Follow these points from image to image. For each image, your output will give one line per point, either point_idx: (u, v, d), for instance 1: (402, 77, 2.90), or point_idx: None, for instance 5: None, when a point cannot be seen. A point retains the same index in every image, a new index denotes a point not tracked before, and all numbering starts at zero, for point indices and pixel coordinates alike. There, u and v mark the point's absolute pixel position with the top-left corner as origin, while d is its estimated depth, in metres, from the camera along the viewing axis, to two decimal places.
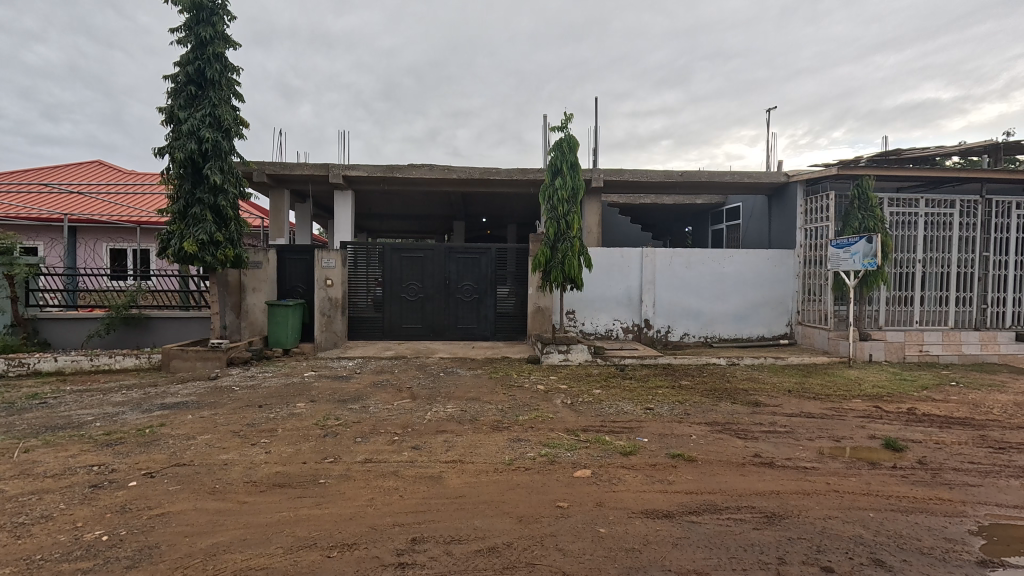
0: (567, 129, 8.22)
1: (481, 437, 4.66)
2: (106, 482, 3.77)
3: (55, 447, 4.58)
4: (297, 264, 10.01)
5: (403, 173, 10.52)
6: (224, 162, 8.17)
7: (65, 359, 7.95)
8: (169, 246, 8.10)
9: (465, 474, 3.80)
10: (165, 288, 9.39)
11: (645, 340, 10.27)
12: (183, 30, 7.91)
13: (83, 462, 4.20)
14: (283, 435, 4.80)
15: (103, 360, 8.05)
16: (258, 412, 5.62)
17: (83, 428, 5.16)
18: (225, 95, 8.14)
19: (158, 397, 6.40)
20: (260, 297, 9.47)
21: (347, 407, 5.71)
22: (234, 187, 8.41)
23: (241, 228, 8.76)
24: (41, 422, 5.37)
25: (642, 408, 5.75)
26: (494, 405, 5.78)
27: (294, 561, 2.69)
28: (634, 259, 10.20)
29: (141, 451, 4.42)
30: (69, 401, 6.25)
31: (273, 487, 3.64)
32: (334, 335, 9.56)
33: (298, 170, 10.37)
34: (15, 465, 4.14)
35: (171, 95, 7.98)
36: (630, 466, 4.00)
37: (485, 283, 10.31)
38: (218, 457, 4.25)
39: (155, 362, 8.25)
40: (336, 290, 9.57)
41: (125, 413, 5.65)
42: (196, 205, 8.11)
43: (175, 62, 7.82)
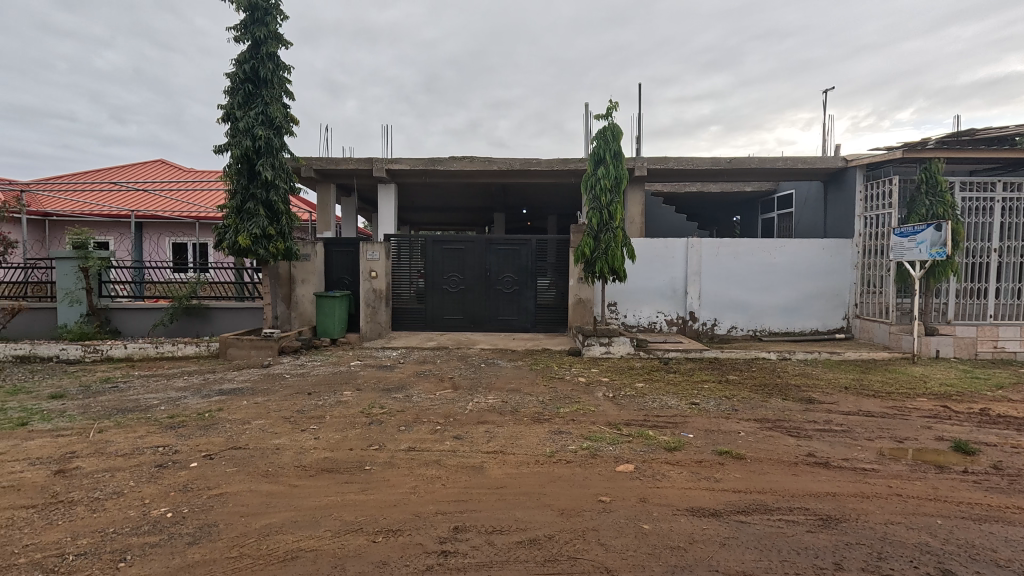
0: (612, 117, 8.04)
1: (522, 429, 4.66)
2: (170, 462, 4.02)
3: (124, 428, 4.91)
4: (343, 257, 10.31)
5: (444, 165, 10.60)
6: (275, 158, 8.47)
7: (134, 346, 8.51)
8: (225, 239, 8.48)
9: (507, 466, 3.81)
10: (222, 280, 9.89)
11: (690, 333, 10.00)
12: (239, 31, 8.20)
13: (150, 442, 4.49)
14: (332, 422, 4.97)
15: (167, 347, 8.57)
16: (307, 399, 5.84)
17: (149, 411, 5.52)
18: (277, 93, 8.41)
19: (217, 383, 6.78)
20: (309, 288, 9.79)
21: (390, 396, 5.85)
22: (284, 183, 8.73)
23: (292, 222, 9.07)
24: (113, 405, 5.78)
25: (687, 403, 5.60)
26: (534, 397, 5.78)
27: (342, 544, 2.77)
28: (679, 249, 9.91)
29: (201, 434, 4.68)
30: (137, 386, 6.69)
31: (321, 471, 3.78)
32: (378, 326, 9.81)
33: (343, 164, 10.62)
34: (90, 444, 4.48)
35: (228, 95, 8.32)
36: (674, 462, 3.91)
37: (526, 274, 10.29)
38: (271, 441, 4.44)
39: (213, 350, 8.71)
40: (380, 282, 9.79)
41: (186, 398, 6.00)
42: (250, 200, 8.46)
43: (232, 61, 8.13)
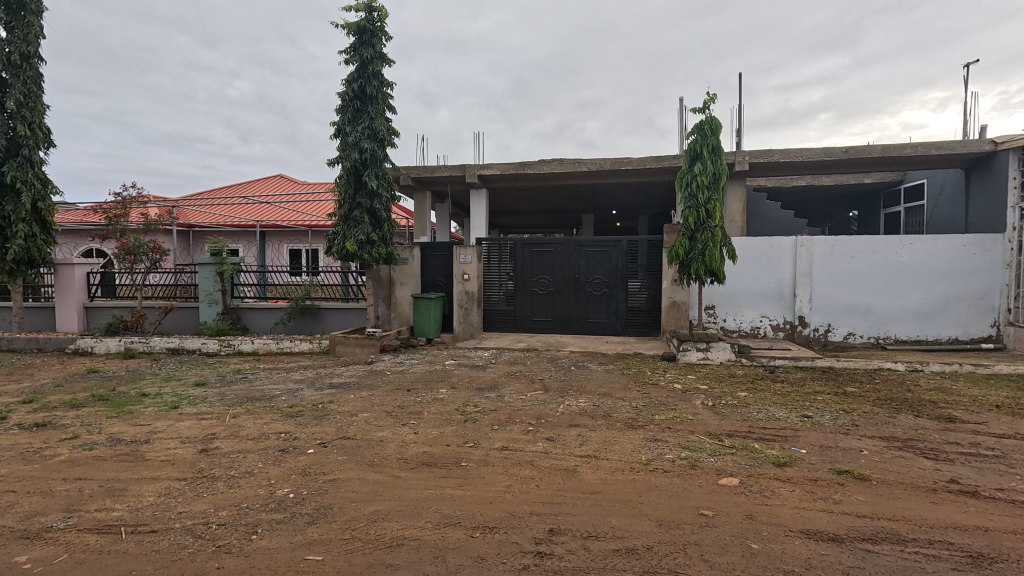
0: (710, 110, 7.63)
1: (615, 434, 4.56)
2: (291, 447, 4.45)
3: (253, 415, 5.51)
4: (438, 260, 10.78)
5: (534, 169, 10.71)
6: (379, 169, 9.08)
7: (259, 342, 9.53)
8: (335, 245, 9.22)
9: (601, 471, 3.75)
10: (331, 283, 10.75)
11: (800, 340, 9.19)
12: (349, 53, 8.90)
13: (274, 428, 5.00)
14: (429, 418, 5.20)
15: (286, 343, 9.50)
16: (407, 395, 6.17)
17: (273, 400, 6.15)
18: (381, 108, 9.00)
19: (328, 377, 7.38)
20: (407, 291, 10.35)
21: (484, 395, 6.00)
22: (386, 192, 9.32)
23: (392, 228, 9.66)
24: (244, 393, 6.51)
25: (798, 415, 5.15)
26: (627, 402, 5.63)
27: (443, 536, 2.89)
28: (787, 249, 9.15)
29: (316, 424, 5.12)
30: (263, 377, 7.49)
31: (422, 464, 3.97)
32: (471, 326, 10.08)
33: (438, 172, 11.11)
34: (227, 427, 5.09)
35: (338, 113, 9.05)
36: (785, 479, 3.60)
37: (616, 276, 10.08)
38: (376, 433, 4.75)
39: (324, 347, 9.50)
40: (472, 284, 10.07)
41: (303, 390, 6.60)
42: (356, 209, 9.13)
43: (343, 81, 8.84)
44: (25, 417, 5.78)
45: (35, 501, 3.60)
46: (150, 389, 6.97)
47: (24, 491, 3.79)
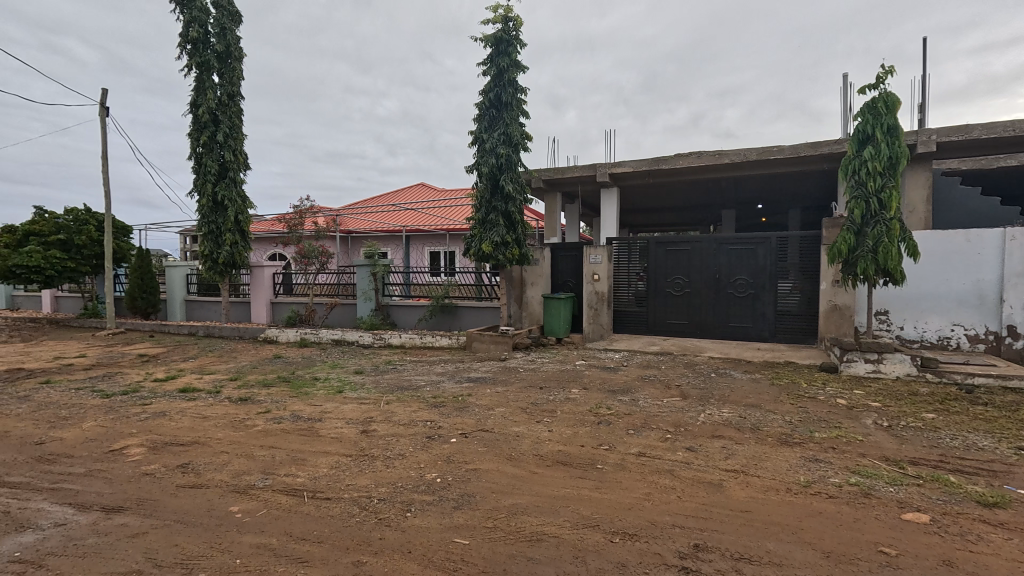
0: (884, 84, 6.60)
1: (766, 450, 4.16)
2: (437, 435, 4.80)
3: (403, 402, 6.06)
4: (568, 261, 10.84)
5: (669, 164, 10.23)
6: (513, 173, 9.40)
7: (406, 336, 10.46)
8: (472, 247, 9.75)
9: (751, 488, 3.44)
10: (466, 283, 11.43)
11: (1010, 355, 7.44)
12: (486, 65, 9.36)
13: (421, 416, 5.44)
14: (563, 417, 5.24)
15: (428, 338, 10.29)
16: (540, 393, 6.30)
17: (419, 390, 6.70)
18: (516, 114, 9.31)
19: (466, 372, 7.83)
20: (538, 290, 10.57)
21: (617, 398, 5.88)
22: (520, 194, 9.61)
23: (525, 230, 9.94)
24: (394, 383, 7.20)
25: (1011, 447, 4.19)
26: (780, 416, 5.09)
27: (581, 537, 2.89)
28: (991, 244, 7.52)
29: (458, 414, 5.47)
30: (410, 369, 8.20)
31: (557, 463, 4.02)
32: (601, 327, 9.95)
33: (569, 173, 11.17)
34: (382, 413, 5.67)
35: (476, 122, 9.55)
36: (994, 523, 2.96)
37: (763, 277, 9.20)
38: (513, 428, 4.92)
39: (461, 343, 10.10)
40: (602, 285, 9.93)
41: (444, 382, 7.09)
42: (492, 212, 9.55)
43: (480, 92, 9.32)
44: (232, 392, 7.06)
45: (242, 461, 4.38)
46: (320, 375, 8.04)
47: (234, 452, 4.63)
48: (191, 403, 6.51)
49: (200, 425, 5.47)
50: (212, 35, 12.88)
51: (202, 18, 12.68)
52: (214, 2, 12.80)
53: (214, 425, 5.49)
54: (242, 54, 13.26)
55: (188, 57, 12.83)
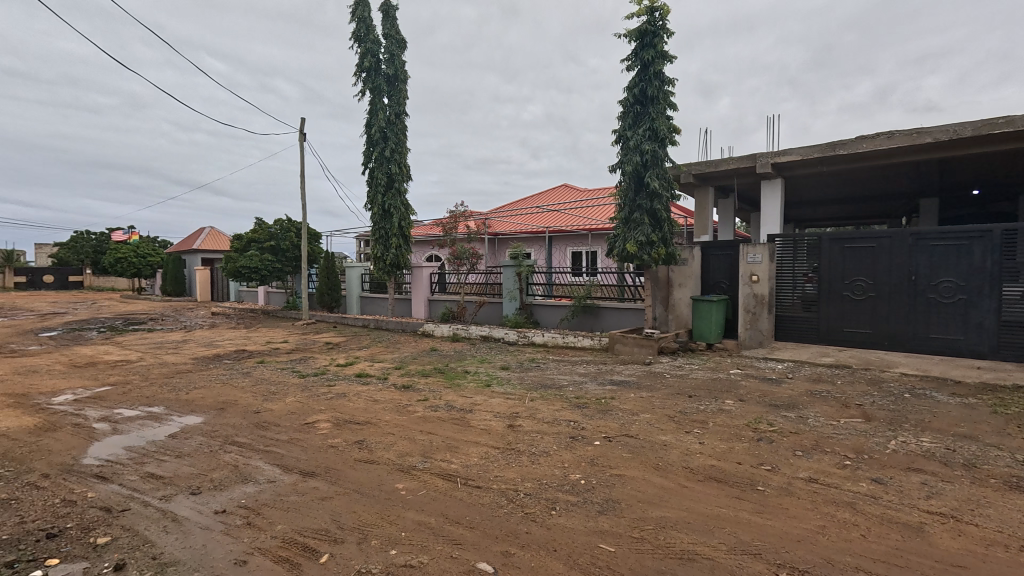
0: None
1: (986, 494, 3.36)
2: (580, 436, 4.80)
3: (547, 400, 6.19)
4: (720, 260, 10.01)
5: (848, 148, 8.88)
6: (660, 169, 8.99)
7: (549, 335, 10.68)
8: (616, 247, 9.56)
9: (965, 539, 2.81)
10: (608, 283, 11.26)
11: None
12: (632, 59, 9.10)
13: (564, 416, 5.50)
14: (715, 429, 4.86)
15: (570, 338, 10.37)
16: (689, 401, 5.92)
17: (562, 389, 6.78)
18: (663, 108, 8.90)
19: (609, 374, 7.71)
20: (686, 292, 9.97)
21: (780, 414, 5.27)
22: (667, 191, 9.17)
23: (672, 228, 9.44)
24: (538, 380, 7.39)
25: None
26: (1007, 453, 4.08)
27: (739, 564, 2.64)
28: None
29: (601, 417, 5.41)
30: (553, 368, 8.35)
31: (710, 479, 3.74)
32: (759, 334, 9.04)
33: (723, 166, 10.34)
34: (526, 409, 5.85)
35: (620, 119, 9.35)
36: None
37: (980, 279, 7.49)
38: (659, 436, 4.71)
39: (603, 344, 9.99)
40: (762, 287, 9.00)
41: (587, 383, 7.07)
42: (636, 211, 9.26)
43: (625, 88, 9.09)
44: (397, 380, 7.90)
45: (405, 443, 4.87)
46: (470, 368, 8.60)
47: (399, 434, 5.17)
48: (365, 386, 7.45)
49: (372, 407, 6.23)
50: (382, 63, 14.56)
51: (375, 49, 14.41)
52: (384, 33, 14.46)
53: (383, 408, 6.20)
54: (406, 76, 14.77)
55: (363, 84, 14.66)
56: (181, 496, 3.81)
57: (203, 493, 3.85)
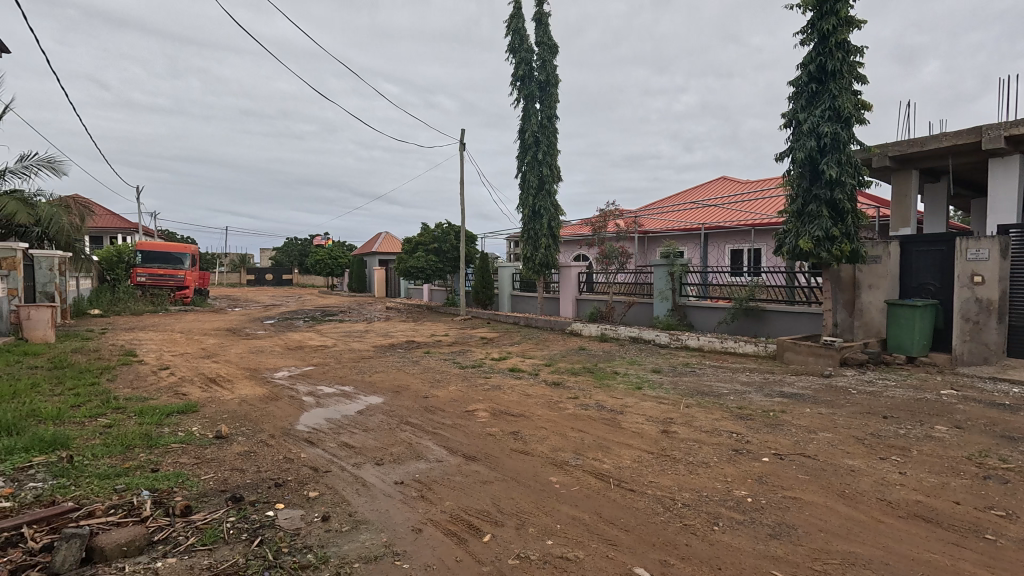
0: None
1: None
2: (745, 450, 4.41)
3: (705, 408, 5.81)
4: (927, 257, 8.23)
5: None
6: (842, 154, 7.82)
7: (705, 339, 10.02)
8: (786, 244, 8.56)
9: None
10: (774, 284, 10.14)
11: None
12: (806, 33, 8.10)
13: (726, 426, 5.10)
14: (922, 459, 4.07)
15: (730, 343, 9.59)
16: (884, 423, 5.05)
17: (722, 398, 6.30)
18: (847, 83, 7.74)
19: (778, 385, 6.94)
20: (878, 295, 8.45)
21: (1019, 449, 4.21)
22: (852, 178, 7.93)
23: (859, 221, 8.13)
24: (693, 386, 6.97)
25: None
26: None
27: None
28: None
29: (769, 431, 4.90)
30: (710, 374, 7.80)
31: (916, 517, 3.15)
32: (985, 348, 7.32)
33: (933, 144, 8.62)
34: (682, 415, 5.56)
35: (792, 102, 8.36)
36: None
37: None
38: (844, 460, 4.11)
39: (770, 351, 9.05)
40: (989, 290, 7.24)
41: (751, 393, 6.46)
42: (812, 203, 8.19)
43: (798, 65, 8.11)
44: (547, 376, 8.12)
45: (557, 438, 4.98)
46: (620, 369, 8.47)
47: (551, 429, 5.30)
48: (518, 380, 7.79)
49: (525, 401, 6.49)
50: (535, 70, 15.08)
51: (527, 58, 14.99)
52: (537, 41, 14.95)
53: (535, 402, 6.42)
54: (558, 80, 15.08)
55: (517, 92, 15.34)
56: (369, 464, 4.41)
57: (385, 464, 4.40)
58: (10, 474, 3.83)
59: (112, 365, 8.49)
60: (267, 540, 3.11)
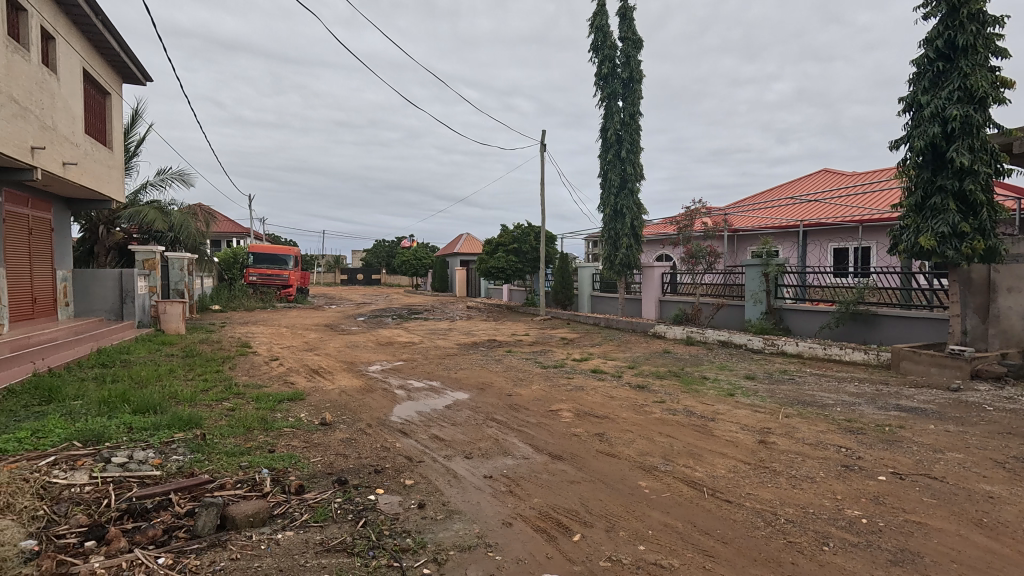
0: None
1: None
2: (856, 466, 4.05)
3: (807, 419, 5.40)
4: None
5: None
6: (975, 139, 6.92)
7: (805, 345, 9.31)
8: (902, 242, 7.72)
9: None
10: (887, 286, 9.25)
11: None
12: (931, 6, 7.27)
13: (833, 440, 4.71)
14: None
15: (835, 350, 8.84)
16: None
17: (827, 409, 5.82)
18: (981, 58, 6.85)
19: (893, 397, 6.28)
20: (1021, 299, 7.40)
21: None
22: (987, 166, 7.00)
23: (996, 214, 7.14)
24: (793, 395, 6.51)
25: None
26: None
27: None
28: None
29: (885, 448, 4.46)
30: (812, 383, 7.24)
31: None
32: None
33: None
34: (781, 426, 5.21)
35: (910, 83, 7.54)
36: None
37: None
38: (980, 485, 3.64)
39: (883, 360, 8.22)
40: None
41: (862, 405, 5.91)
42: (936, 195, 7.32)
43: (920, 42, 7.30)
44: (631, 378, 7.94)
45: (645, 442, 4.87)
46: (710, 374, 8.09)
47: (638, 433, 5.20)
48: (601, 382, 7.69)
49: (609, 403, 6.40)
50: (618, 66, 14.81)
51: (610, 54, 14.75)
52: (621, 37, 14.67)
53: (620, 405, 6.31)
54: (642, 76, 14.70)
55: (599, 90, 15.15)
56: (459, 457, 4.58)
57: (474, 458, 4.54)
58: (158, 446, 4.42)
59: (232, 354, 9.50)
60: (370, 522, 3.32)
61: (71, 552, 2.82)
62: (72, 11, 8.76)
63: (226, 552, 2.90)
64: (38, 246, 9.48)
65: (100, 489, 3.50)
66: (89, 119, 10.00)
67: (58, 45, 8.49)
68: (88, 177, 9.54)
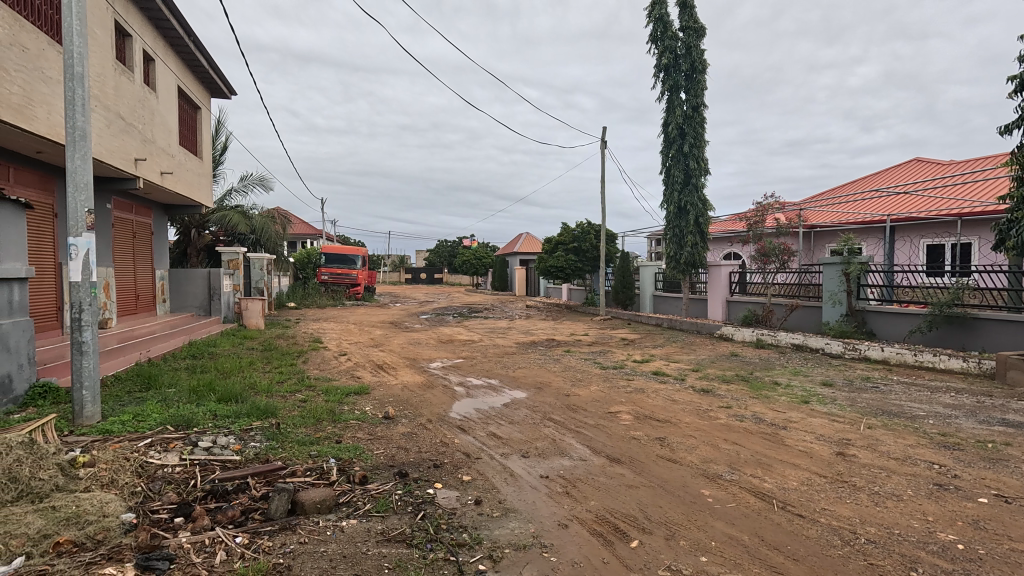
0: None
1: None
2: (951, 486, 3.67)
3: (893, 432, 4.96)
4: None
5: None
6: None
7: (891, 350, 8.54)
8: (1012, 236, 6.91)
9: None
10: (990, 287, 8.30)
11: None
12: None
13: (923, 455, 4.28)
14: None
15: (927, 357, 8.05)
16: None
17: (916, 421, 5.32)
18: None
19: (997, 410, 5.63)
20: None
21: None
22: None
23: None
24: (877, 404, 6.00)
25: None
26: None
27: None
28: None
29: (986, 467, 4.00)
30: (899, 391, 6.64)
31: None
32: None
33: None
34: (863, 437, 4.81)
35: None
36: None
37: None
38: None
39: (986, 369, 7.40)
40: None
41: (959, 418, 5.34)
42: None
43: None
44: (695, 382, 7.64)
45: (709, 449, 4.66)
46: (781, 379, 7.64)
47: (701, 438, 4.98)
48: (663, 385, 7.45)
49: (671, 406, 6.19)
50: (681, 58, 14.28)
51: (673, 45, 14.24)
52: (683, 26, 14.15)
53: (683, 408, 6.09)
54: (707, 66, 14.12)
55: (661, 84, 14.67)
56: (515, 455, 4.60)
57: (531, 457, 4.55)
58: (238, 433, 4.77)
59: (305, 349, 10.09)
60: (429, 515, 3.40)
61: (163, 526, 3.11)
62: (168, 34, 9.62)
63: (295, 535, 3.07)
64: (141, 248, 10.54)
65: (188, 470, 3.83)
66: (183, 131, 10.95)
67: (157, 65, 9.38)
68: (182, 185, 10.48)
